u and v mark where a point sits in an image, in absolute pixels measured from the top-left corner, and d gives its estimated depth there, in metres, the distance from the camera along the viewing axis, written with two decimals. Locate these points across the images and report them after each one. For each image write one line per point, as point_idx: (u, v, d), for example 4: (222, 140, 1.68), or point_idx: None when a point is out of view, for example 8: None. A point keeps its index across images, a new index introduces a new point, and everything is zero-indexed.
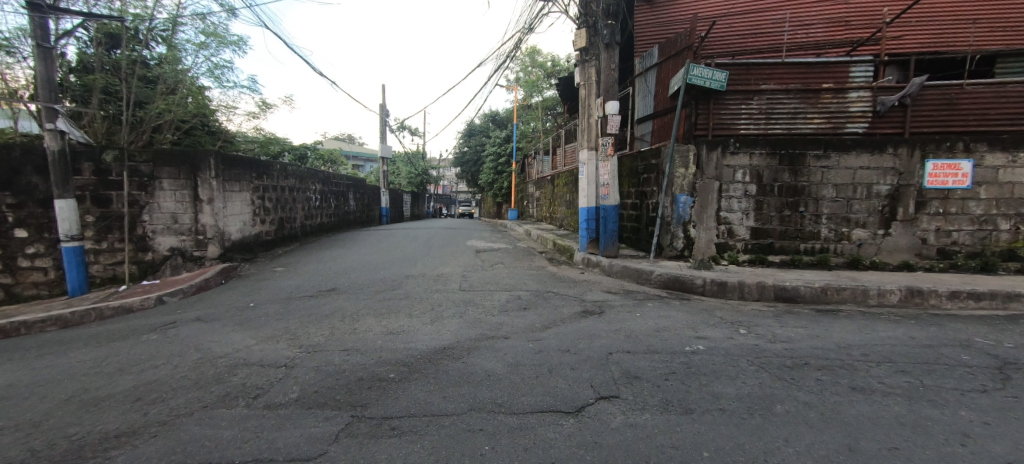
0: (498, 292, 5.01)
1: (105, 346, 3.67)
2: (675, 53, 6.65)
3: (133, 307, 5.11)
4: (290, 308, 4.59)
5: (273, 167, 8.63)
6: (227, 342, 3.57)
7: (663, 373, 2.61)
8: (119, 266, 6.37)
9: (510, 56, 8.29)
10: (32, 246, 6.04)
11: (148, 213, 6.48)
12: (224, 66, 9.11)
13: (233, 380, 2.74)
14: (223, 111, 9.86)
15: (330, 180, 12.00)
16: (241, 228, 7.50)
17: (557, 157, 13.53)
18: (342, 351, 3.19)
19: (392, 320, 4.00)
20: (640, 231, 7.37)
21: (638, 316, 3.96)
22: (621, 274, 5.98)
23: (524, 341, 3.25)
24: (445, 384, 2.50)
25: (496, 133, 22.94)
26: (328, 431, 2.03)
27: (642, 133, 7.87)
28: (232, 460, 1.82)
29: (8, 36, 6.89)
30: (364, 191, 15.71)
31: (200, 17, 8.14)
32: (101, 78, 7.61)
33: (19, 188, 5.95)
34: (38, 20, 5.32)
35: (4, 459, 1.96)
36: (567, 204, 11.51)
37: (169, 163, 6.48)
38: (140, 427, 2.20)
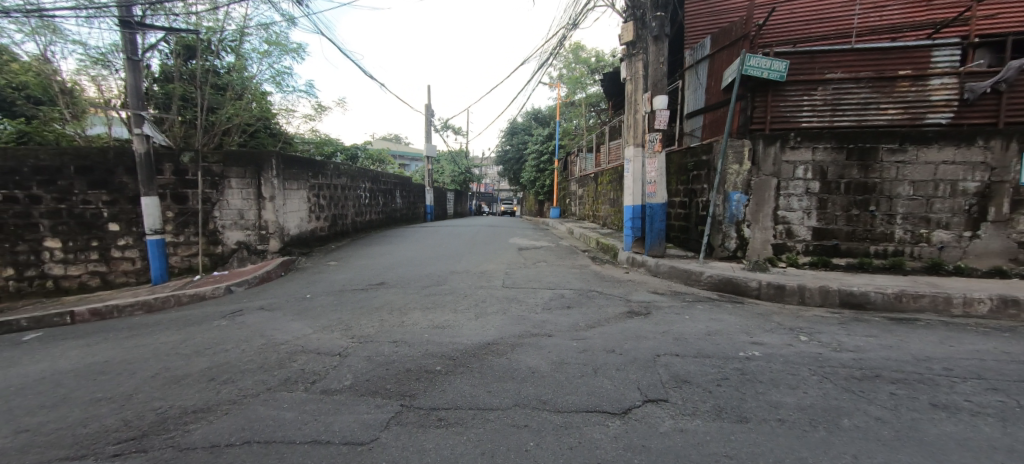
0: (541, 290, 5.00)
1: (183, 331, 4.04)
2: (730, 43, 6.31)
3: (205, 296, 5.58)
4: (343, 300, 4.83)
5: (327, 167, 9.11)
6: (288, 330, 3.82)
7: (715, 378, 2.49)
8: (194, 258, 6.99)
9: (554, 53, 8.21)
10: (123, 239, 6.75)
11: (219, 209, 7.04)
12: (284, 72, 9.71)
13: (294, 366, 2.92)
14: (283, 114, 10.58)
15: (379, 179, 12.50)
16: (299, 224, 7.99)
17: (601, 154, 13.28)
18: (391, 343, 3.31)
19: (438, 314, 4.10)
20: (689, 230, 7.09)
21: (687, 319, 3.81)
22: (668, 275, 5.78)
23: (568, 340, 3.22)
24: (489, 379, 2.53)
25: (539, 130, 22.84)
26: (379, 418, 2.11)
27: (692, 128, 7.54)
28: (293, 440, 1.95)
29: (103, 51, 7.72)
30: (410, 189, 16.20)
31: (264, 27, 8.73)
32: (180, 86, 8.34)
33: (113, 187, 6.66)
34: (128, 36, 5.92)
35: (103, 427, 2.21)
36: (611, 202, 11.27)
37: (237, 164, 7.00)
38: (213, 404, 2.40)
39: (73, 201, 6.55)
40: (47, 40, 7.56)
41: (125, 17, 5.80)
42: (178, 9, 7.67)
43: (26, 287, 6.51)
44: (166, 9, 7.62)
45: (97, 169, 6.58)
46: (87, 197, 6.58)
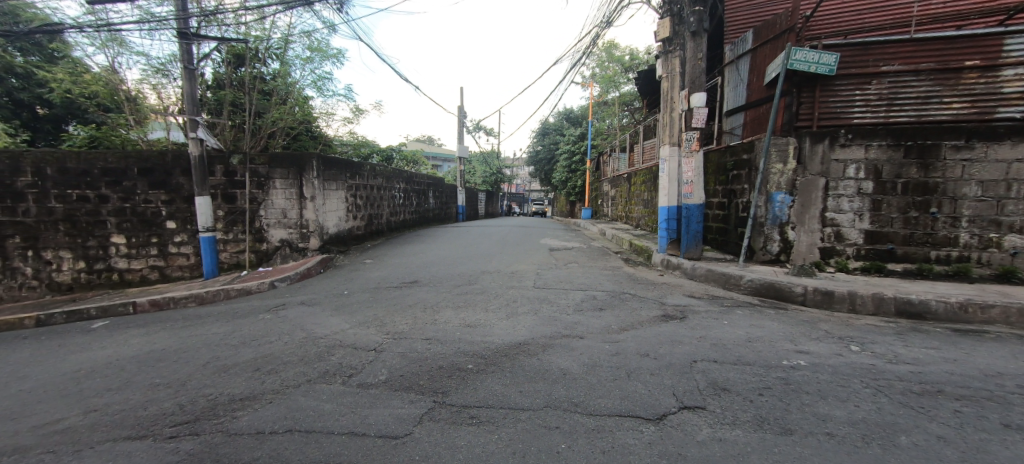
0: (573, 292, 4.94)
1: (231, 323, 4.26)
2: (774, 36, 6.03)
3: (251, 291, 5.88)
4: (378, 298, 4.96)
5: (364, 168, 9.40)
6: (327, 324, 3.97)
7: (757, 387, 2.38)
8: (242, 254, 7.39)
9: (587, 52, 8.12)
10: (178, 236, 7.22)
11: (264, 208, 7.40)
12: (325, 77, 10.11)
13: (332, 359, 3.03)
14: (323, 118, 11.03)
15: (412, 180, 12.79)
16: (337, 223, 8.29)
17: (634, 154, 13.03)
18: (424, 340, 3.37)
19: (469, 313, 4.13)
20: (727, 232, 6.82)
21: (726, 324, 3.66)
22: (705, 279, 5.58)
23: (601, 343, 3.17)
24: (521, 379, 2.52)
25: (570, 130, 22.64)
26: (413, 413, 2.15)
27: (732, 126, 7.24)
28: (331, 431, 2.02)
29: (163, 61, 8.30)
30: (443, 189, 16.48)
31: (307, 35, 9.12)
32: (231, 93, 8.86)
33: (170, 187, 7.13)
34: (185, 46, 6.32)
35: (161, 410, 2.37)
36: (645, 203, 11.00)
37: (281, 165, 7.34)
38: (257, 393, 2.52)
39: (136, 200, 7.07)
40: (115, 52, 8.20)
41: (182, 29, 6.21)
42: (229, 19, 8.13)
43: (96, 279, 7.10)
44: (219, 20, 8.10)
45: (157, 170, 7.07)
46: (148, 196, 7.08)
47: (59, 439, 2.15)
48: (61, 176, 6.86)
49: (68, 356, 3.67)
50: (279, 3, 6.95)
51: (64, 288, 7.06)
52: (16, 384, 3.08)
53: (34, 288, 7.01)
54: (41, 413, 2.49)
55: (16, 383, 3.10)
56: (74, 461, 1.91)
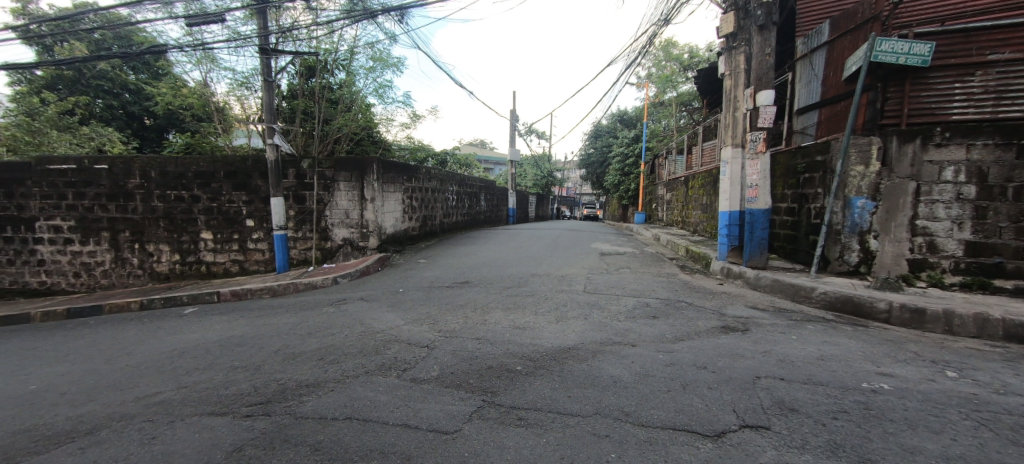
0: (625, 298, 4.80)
1: (298, 314, 4.60)
2: (855, 26, 5.52)
3: (316, 286, 6.30)
4: (432, 296, 5.13)
5: (420, 171, 9.77)
6: (383, 320, 4.17)
7: (831, 410, 2.17)
8: (309, 251, 7.96)
9: (643, 51, 7.89)
10: (255, 233, 7.91)
11: (329, 209, 7.91)
12: (386, 85, 10.64)
13: (388, 353, 3.17)
14: (383, 123, 11.61)
15: (465, 183, 13.10)
16: (394, 223, 8.68)
17: (692, 156, 12.46)
18: (474, 340, 3.43)
19: (519, 315, 4.16)
20: (798, 240, 6.31)
21: (794, 339, 3.39)
22: (770, 289, 5.21)
23: (654, 352, 3.05)
24: (570, 384, 2.49)
25: (624, 132, 22.09)
26: (463, 410, 2.20)
27: (804, 125, 6.71)
28: (387, 422, 2.11)
29: (246, 75, 9.14)
30: (494, 192, 16.73)
31: (371, 46, 9.66)
32: (303, 102, 9.61)
33: (249, 189, 7.82)
34: (265, 61, 6.94)
35: (239, 391, 2.60)
36: (704, 208, 10.48)
37: (345, 168, 7.81)
38: (320, 381, 2.69)
39: (221, 200, 7.83)
40: (207, 67, 9.16)
41: (263, 45, 6.80)
42: (303, 35, 8.81)
43: (187, 270, 7.98)
44: (294, 36, 8.79)
45: (239, 173, 7.78)
46: (231, 197, 7.83)
47: (156, 410, 2.43)
48: (162, 179, 7.77)
49: (164, 337, 4.15)
50: (346, 17, 7.39)
51: (162, 277, 8.00)
52: (124, 359, 3.53)
53: (139, 276, 8.00)
54: (143, 386, 2.84)
55: (123, 358, 3.55)
56: (169, 431, 2.15)
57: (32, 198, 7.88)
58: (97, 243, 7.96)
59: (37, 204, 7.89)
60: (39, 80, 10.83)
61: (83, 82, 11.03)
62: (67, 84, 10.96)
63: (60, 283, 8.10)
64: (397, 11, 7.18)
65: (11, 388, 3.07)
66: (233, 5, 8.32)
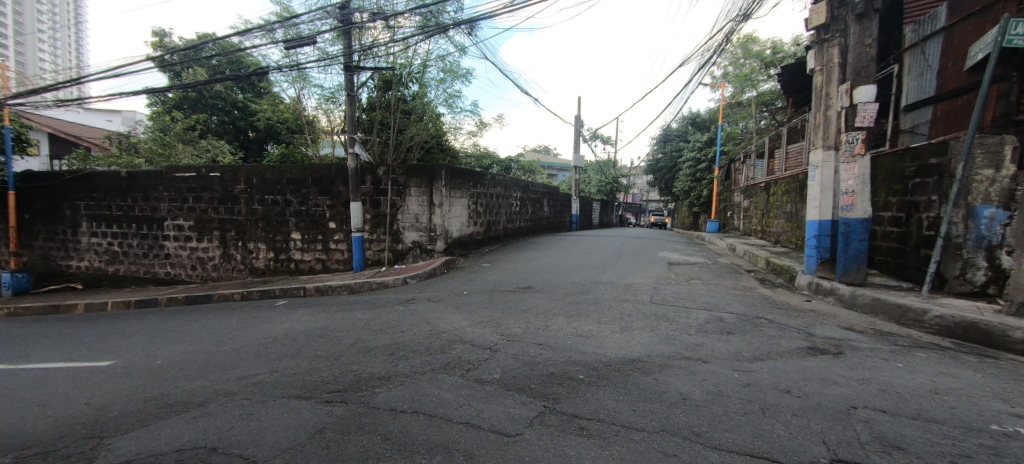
0: (695, 311, 4.52)
1: (372, 311, 4.92)
2: (981, 8, 4.78)
3: (388, 285, 6.69)
4: (494, 300, 5.22)
5: (485, 177, 10.02)
6: (449, 321, 4.30)
7: (949, 452, 1.87)
8: (382, 252, 8.50)
9: (720, 50, 7.45)
10: (336, 234, 8.60)
11: (401, 213, 8.37)
12: (455, 95, 11.09)
13: (453, 353, 3.28)
14: (452, 132, 12.09)
15: (529, 188, 13.20)
16: (460, 228, 8.99)
17: (775, 160, 11.49)
18: (536, 345, 3.43)
19: (581, 323, 4.09)
20: (907, 254, 5.52)
21: (900, 367, 2.97)
22: (870, 309, 4.62)
23: (728, 370, 2.84)
24: (635, 398, 2.40)
25: (696, 136, 20.98)
26: (524, 414, 2.20)
27: (914, 123, 5.91)
28: (451, 419, 2.17)
29: (333, 91, 10.01)
30: (557, 198, 16.67)
31: (442, 58, 10.14)
32: (381, 113, 10.32)
33: (332, 194, 8.53)
34: (349, 77, 7.56)
35: (321, 378, 2.84)
36: (788, 216, 9.60)
37: (416, 175, 8.24)
38: (390, 375, 2.85)
39: (309, 205, 8.63)
40: (300, 85, 10.19)
41: (347, 63, 7.42)
42: (382, 52, 9.47)
43: (279, 266, 8.88)
44: (374, 53, 9.46)
45: (324, 180, 8.52)
46: (317, 202, 8.60)
47: (252, 389, 2.73)
48: (261, 185, 8.74)
49: (260, 325, 4.65)
50: (420, 33, 7.81)
51: (259, 272, 8.98)
52: (228, 343, 4.00)
53: (241, 270, 9.05)
54: (242, 368, 3.19)
55: (228, 342, 4.03)
56: (263, 409, 2.40)
57: (162, 202, 9.25)
58: (209, 240, 9.15)
59: (166, 206, 9.26)
60: (170, 101, 12.74)
61: (203, 102, 12.79)
62: (191, 104, 12.78)
63: (181, 274, 9.42)
64: (467, 23, 7.44)
65: (143, 361, 3.63)
66: (323, 28, 9.17)
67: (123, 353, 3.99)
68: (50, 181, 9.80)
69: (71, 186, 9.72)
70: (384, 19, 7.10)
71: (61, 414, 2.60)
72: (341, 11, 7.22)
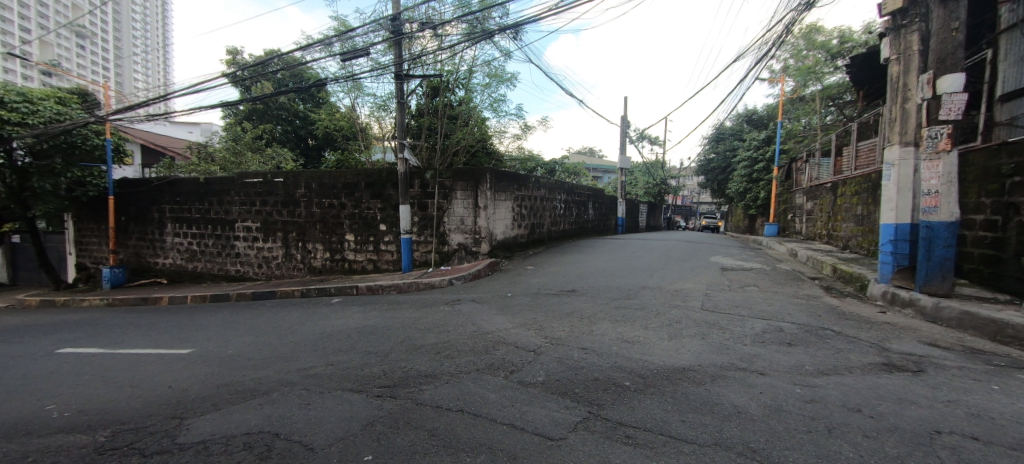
0: (751, 320, 4.27)
1: (420, 310, 5.09)
2: None
3: (435, 285, 6.89)
4: (538, 302, 5.22)
5: (530, 180, 10.04)
6: (493, 322, 4.36)
7: None
8: (429, 254, 8.75)
9: (780, 42, 7.00)
10: (386, 236, 8.97)
11: (448, 216, 8.58)
12: (500, 99, 11.21)
13: (497, 354, 3.31)
14: (497, 135, 12.24)
15: (574, 191, 13.08)
16: (504, 230, 9.08)
17: (843, 158, 10.61)
18: (580, 349, 3.39)
19: (627, 328, 3.99)
20: (1004, 262, 4.90)
21: (998, 390, 2.63)
22: (958, 323, 4.14)
23: (789, 384, 2.65)
24: (684, 408, 2.30)
25: (752, 134, 19.84)
26: (568, 419, 2.18)
27: (1013, 114, 5.23)
28: (495, 419, 2.20)
29: (384, 99, 10.44)
30: (603, 201, 16.39)
31: (488, 64, 10.29)
32: (429, 119, 10.65)
33: (383, 197, 8.92)
34: (399, 85, 7.87)
35: (373, 373, 2.97)
36: (859, 219, 8.83)
37: (462, 179, 8.42)
38: (437, 373, 2.93)
39: (362, 207, 9.06)
40: (355, 95, 10.74)
41: (398, 72, 7.73)
42: (430, 60, 9.78)
43: (335, 266, 9.39)
44: (423, 61, 9.78)
45: (376, 184, 8.92)
46: (369, 205, 9.02)
47: (311, 381, 2.90)
48: (319, 189, 9.30)
49: (318, 321, 4.95)
50: (466, 39, 7.97)
51: (317, 271, 9.54)
52: (288, 337, 4.29)
53: (300, 269, 9.67)
54: (301, 360, 3.41)
55: (289, 336, 4.33)
56: (320, 400, 2.54)
57: (234, 205, 10.09)
58: (274, 241, 9.85)
59: (237, 209, 10.09)
60: (241, 113, 13.88)
61: (269, 113, 13.82)
62: (259, 115, 13.85)
63: (249, 272, 10.22)
64: (513, 28, 7.49)
65: (216, 350, 3.98)
66: (376, 40, 9.63)
67: (200, 342, 4.39)
68: (142, 187, 11.00)
69: (159, 191, 10.85)
70: (432, 28, 7.32)
71: (150, 395, 2.91)
72: (392, 23, 7.54)
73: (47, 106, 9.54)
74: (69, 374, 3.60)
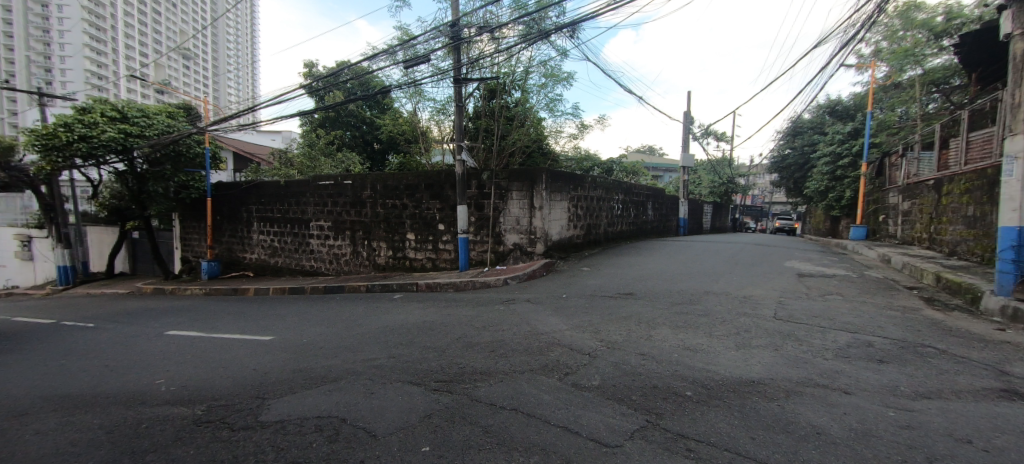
0: (833, 332, 3.86)
1: (476, 309, 5.19)
2: None
3: (490, 285, 6.99)
4: (594, 305, 5.12)
5: (587, 180, 9.87)
6: (548, 323, 4.34)
7: None
8: (485, 253, 8.90)
9: (870, 23, 6.28)
10: (444, 236, 9.25)
11: (503, 216, 8.67)
12: (557, 99, 11.16)
13: (552, 355, 3.29)
14: (552, 135, 12.19)
15: (632, 190, 12.68)
16: (560, 231, 9.01)
17: (949, 151, 9.31)
18: (638, 355, 3.27)
19: (689, 335, 3.78)
20: None
21: None
22: None
23: (880, 406, 2.37)
24: (753, 424, 2.13)
25: (836, 127, 18.02)
26: (625, 426, 2.11)
27: None
28: (549, 421, 2.18)
29: (443, 103, 10.78)
30: (664, 201, 15.72)
31: (544, 63, 10.27)
32: (486, 121, 10.86)
33: (442, 198, 9.22)
34: (457, 89, 8.10)
35: (430, 368, 3.07)
36: (970, 221, 7.70)
37: (518, 179, 8.47)
38: (491, 371, 2.97)
39: (422, 208, 9.43)
40: (417, 100, 11.21)
41: (456, 77, 7.96)
42: (487, 63, 9.95)
43: (397, 264, 9.86)
44: (480, 64, 9.97)
45: (435, 185, 9.24)
46: (428, 205, 9.37)
47: (373, 372, 3.06)
48: (383, 190, 9.81)
49: (381, 315, 5.23)
50: (523, 40, 7.99)
51: (381, 268, 10.07)
52: (354, 329, 4.57)
53: (366, 266, 10.27)
54: (365, 352, 3.62)
55: (354, 328, 4.60)
56: (382, 390, 2.68)
57: (309, 206, 10.94)
58: (343, 239, 10.55)
59: (311, 209, 10.92)
60: (316, 121, 15.02)
61: (340, 120, 14.82)
62: (331, 122, 14.91)
63: (322, 267, 11.03)
64: (569, 26, 7.40)
65: (292, 339, 4.34)
66: (436, 46, 9.97)
67: (279, 331, 4.81)
68: (233, 190, 12.27)
69: (247, 193, 12.04)
70: (489, 31, 7.41)
71: (237, 376, 3.23)
72: (451, 29, 7.76)
73: (160, 120, 10.97)
74: (172, 354, 4.09)
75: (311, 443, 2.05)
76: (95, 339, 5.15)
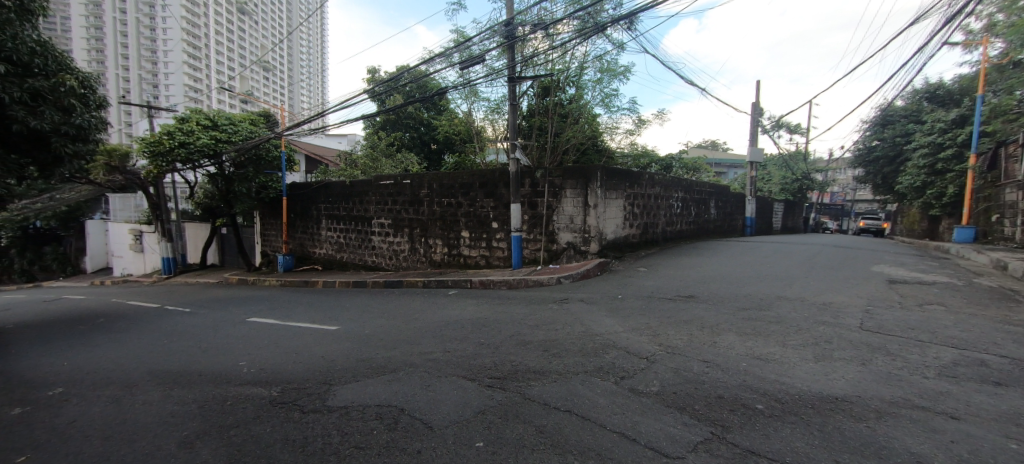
0: (934, 347, 3.40)
1: (530, 307, 5.18)
2: None
3: (543, 283, 6.95)
4: (652, 306, 4.92)
5: (643, 178, 9.51)
6: (603, 323, 4.23)
7: None
8: (538, 252, 8.86)
9: None
10: (498, 234, 9.35)
11: (557, 214, 8.59)
12: (613, 94, 10.87)
13: (607, 357, 3.19)
14: (608, 132, 11.91)
15: (693, 188, 12.04)
16: (615, 230, 8.76)
17: None
18: (701, 361, 3.08)
19: (759, 343, 3.50)
20: None
21: None
22: None
23: (998, 435, 2.04)
24: (836, 445, 1.93)
25: (936, 114, 15.90)
26: (688, 437, 1.99)
27: None
28: (605, 425, 2.11)
29: (498, 102, 10.86)
30: (728, 199, 14.78)
31: (600, 58, 10.01)
32: (540, 119, 10.81)
33: (496, 196, 9.32)
34: (512, 88, 8.13)
35: (485, 364, 3.10)
36: None
37: (572, 178, 8.35)
38: (545, 370, 2.94)
39: (476, 206, 9.60)
40: (472, 100, 11.41)
41: (511, 76, 7.98)
42: (542, 60, 9.88)
43: (452, 261, 10.11)
44: (534, 62, 9.95)
45: (489, 183, 9.37)
46: (482, 203, 9.51)
47: (430, 365, 3.15)
48: (439, 188, 10.11)
49: (437, 310, 5.38)
50: (578, 36, 7.85)
51: (437, 264, 10.38)
52: (412, 323, 4.74)
53: (423, 262, 10.64)
54: (421, 345, 3.73)
55: (412, 322, 4.78)
56: (437, 383, 2.75)
57: (371, 204, 11.54)
58: (402, 236, 11.01)
59: (373, 208, 11.51)
60: (378, 123, 15.79)
61: (400, 121, 15.47)
62: (392, 124, 15.61)
63: (382, 263, 11.59)
64: (626, 18, 7.14)
65: (356, 329, 4.59)
66: (491, 46, 10.09)
67: (344, 321, 5.11)
68: (305, 189, 13.23)
69: (316, 192, 12.93)
70: (544, 28, 7.31)
71: (308, 362, 3.46)
72: (506, 28, 7.79)
73: (244, 127, 12.09)
74: (252, 339, 4.49)
75: (373, 430, 2.14)
76: (190, 322, 5.78)
